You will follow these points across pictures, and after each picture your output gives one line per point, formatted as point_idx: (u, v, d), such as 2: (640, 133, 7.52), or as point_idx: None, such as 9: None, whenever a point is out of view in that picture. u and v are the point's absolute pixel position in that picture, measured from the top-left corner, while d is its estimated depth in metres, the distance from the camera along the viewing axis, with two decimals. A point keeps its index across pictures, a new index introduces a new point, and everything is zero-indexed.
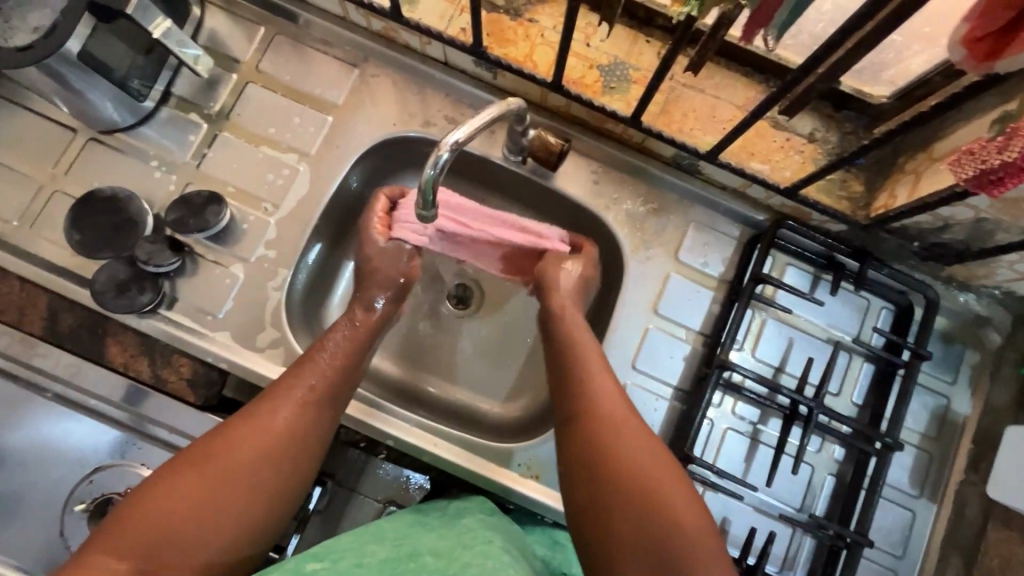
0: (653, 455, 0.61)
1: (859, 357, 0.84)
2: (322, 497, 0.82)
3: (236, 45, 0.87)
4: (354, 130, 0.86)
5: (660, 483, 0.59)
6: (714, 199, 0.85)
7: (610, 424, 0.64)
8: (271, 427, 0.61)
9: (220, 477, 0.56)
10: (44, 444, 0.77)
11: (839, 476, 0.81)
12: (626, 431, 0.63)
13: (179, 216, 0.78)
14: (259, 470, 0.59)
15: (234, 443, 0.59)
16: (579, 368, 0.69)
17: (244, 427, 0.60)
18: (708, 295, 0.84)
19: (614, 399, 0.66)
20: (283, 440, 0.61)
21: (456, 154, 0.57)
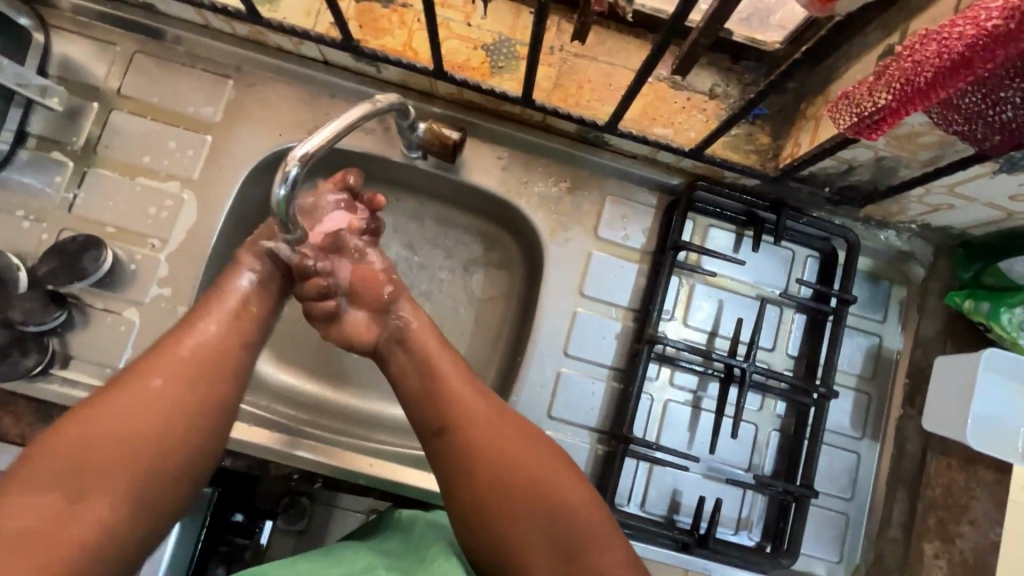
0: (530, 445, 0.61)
1: (789, 309, 0.83)
2: (301, 517, 0.89)
3: (92, 71, 0.79)
4: (237, 146, 0.80)
5: (551, 486, 0.59)
6: (626, 169, 0.82)
7: (484, 451, 0.60)
8: (173, 359, 0.57)
9: (123, 415, 0.52)
10: None
11: (783, 431, 0.81)
12: (501, 433, 0.61)
13: (53, 267, 0.72)
14: (174, 399, 0.55)
15: (136, 384, 0.55)
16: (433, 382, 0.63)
17: (138, 368, 0.56)
18: (633, 268, 0.82)
19: (479, 412, 0.62)
20: (190, 362, 0.57)
21: (306, 167, 0.53)
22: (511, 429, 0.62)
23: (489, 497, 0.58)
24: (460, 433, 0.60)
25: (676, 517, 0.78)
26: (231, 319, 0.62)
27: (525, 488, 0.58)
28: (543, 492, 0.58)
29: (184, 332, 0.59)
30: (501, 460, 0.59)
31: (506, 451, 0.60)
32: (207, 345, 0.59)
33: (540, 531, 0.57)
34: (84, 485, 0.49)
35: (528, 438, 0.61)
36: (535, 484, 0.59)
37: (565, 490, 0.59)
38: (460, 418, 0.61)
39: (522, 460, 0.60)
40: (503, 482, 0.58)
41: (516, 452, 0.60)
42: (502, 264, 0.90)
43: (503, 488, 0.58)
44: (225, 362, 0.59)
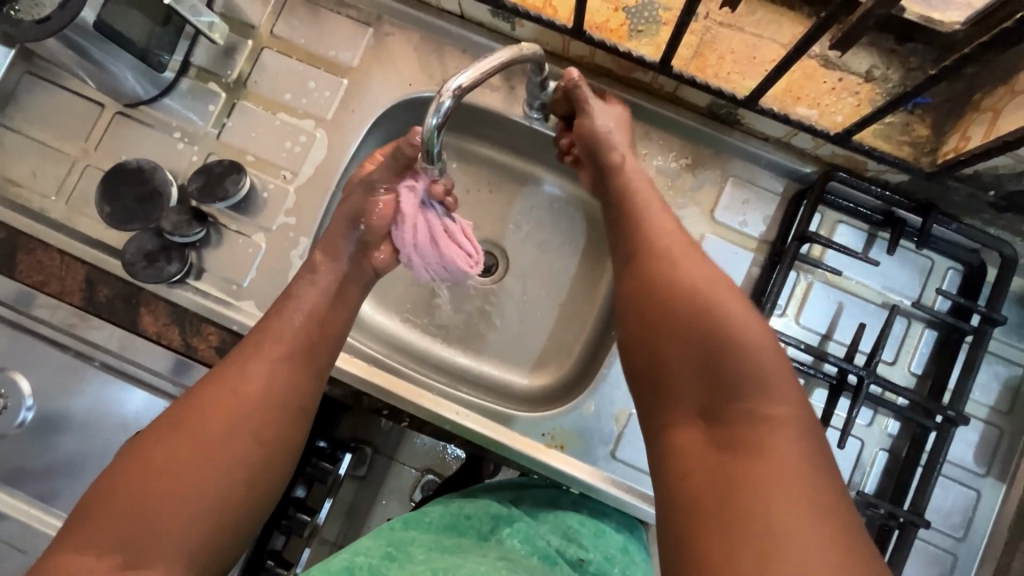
0: (759, 350, 0.50)
1: (918, 323, 0.76)
2: (364, 464, 0.97)
3: (250, 10, 0.85)
4: (369, 92, 0.83)
5: (743, 378, 0.49)
6: (755, 151, 0.78)
7: (680, 307, 0.54)
8: (245, 392, 0.58)
9: (181, 457, 0.54)
10: (101, 408, 0.79)
11: (893, 452, 0.74)
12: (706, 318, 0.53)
13: (201, 186, 0.78)
14: (234, 447, 0.56)
15: (196, 425, 0.56)
16: (660, 256, 0.60)
17: (196, 416, 0.56)
18: (748, 256, 0.78)
19: (713, 293, 0.54)
20: (247, 413, 0.58)
21: (459, 100, 0.54)
22: (731, 308, 0.53)
23: (686, 370, 0.52)
24: (671, 302, 0.55)
25: None
26: (297, 353, 0.63)
27: (722, 370, 0.50)
28: (745, 386, 0.49)
29: (247, 364, 0.60)
30: (708, 348, 0.51)
31: (712, 331, 0.52)
32: (253, 395, 0.59)
33: (729, 393, 0.49)
34: (140, 547, 0.49)
35: (765, 355, 0.50)
36: (718, 361, 0.50)
37: (771, 392, 0.48)
38: (682, 293, 0.55)
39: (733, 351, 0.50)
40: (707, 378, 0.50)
41: (733, 353, 0.50)
42: (605, 237, 0.90)
43: (690, 357, 0.52)
44: (292, 402, 0.61)
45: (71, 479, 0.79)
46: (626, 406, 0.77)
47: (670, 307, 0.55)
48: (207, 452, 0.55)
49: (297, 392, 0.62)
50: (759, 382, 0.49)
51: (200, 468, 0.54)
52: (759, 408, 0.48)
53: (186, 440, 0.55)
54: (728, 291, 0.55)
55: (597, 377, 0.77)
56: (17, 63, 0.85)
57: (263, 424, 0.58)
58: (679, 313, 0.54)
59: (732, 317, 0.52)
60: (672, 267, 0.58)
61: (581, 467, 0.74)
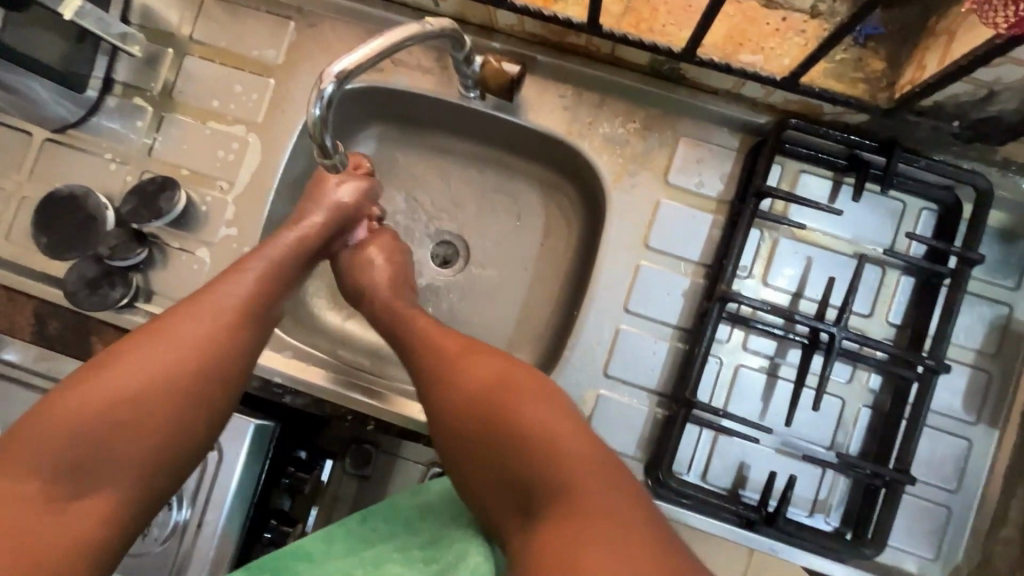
0: (559, 419, 0.55)
1: (893, 270, 0.71)
2: (367, 463, 0.90)
3: (166, 17, 0.82)
4: (298, 89, 0.80)
5: (558, 448, 0.53)
6: (705, 106, 0.73)
7: (482, 414, 0.57)
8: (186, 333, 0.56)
9: (115, 385, 0.51)
10: None
11: (876, 408, 0.71)
12: (514, 419, 0.55)
13: (134, 207, 0.76)
14: (166, 382, 0.53)
15: (130, 355, 0.53)
16: (453, 364, 0.61)
17: (142, 348, 0.53)
18: (708, 219, 0.74)
19: (500, 382, 0.58)
20: (188, 352, 0.55)
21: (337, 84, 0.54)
22: (536, 395, 0.56)
23: (511, 470, 0.54)
24: (474, 412, 0.57)
25: (741, 492, 0.71)
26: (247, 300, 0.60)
27: (524, 468, 0.53)
28: (519, 434, 0.54)
29: (207, 300, 0.58)
30: (530, 438, 0.54)
31: (518, 423, 0.55)
32: (195, 329, 0.56)
33: (546, 478, 0.52)
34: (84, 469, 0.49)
35: (568, 417, 0.55)
36: (535, 451, 0.53)
37: (578, 468, 0.52)
38: (476, 399, 0.58)
39: (543, 432, 0.54)
40: (528, 467, 0.53)
41: (541, 433, 0.54)
42: (563, 214, 0.86)
43: (515, 457, 0.54)
44: (229, 347, 0.57)
45: None
46: (593, 387, 0.74)
47: (472, 417, 0.57)
48: (149, 382, 0.52)
49: (240, 342, 0.58)
50: (578, 456, 0.53)
51: (136, 399, 0.52)
52: (582, 469, 0.52)
53: (126, 371, 0.52)
54: (507, 375, 0.58)
55: (561, 360, 0.74)
56: None
57: (201, 363, 0.55)
58: (482, 418, 0.56)
59: (500, 392, 0.57)
60: (463, 367, 0.60)
61: None
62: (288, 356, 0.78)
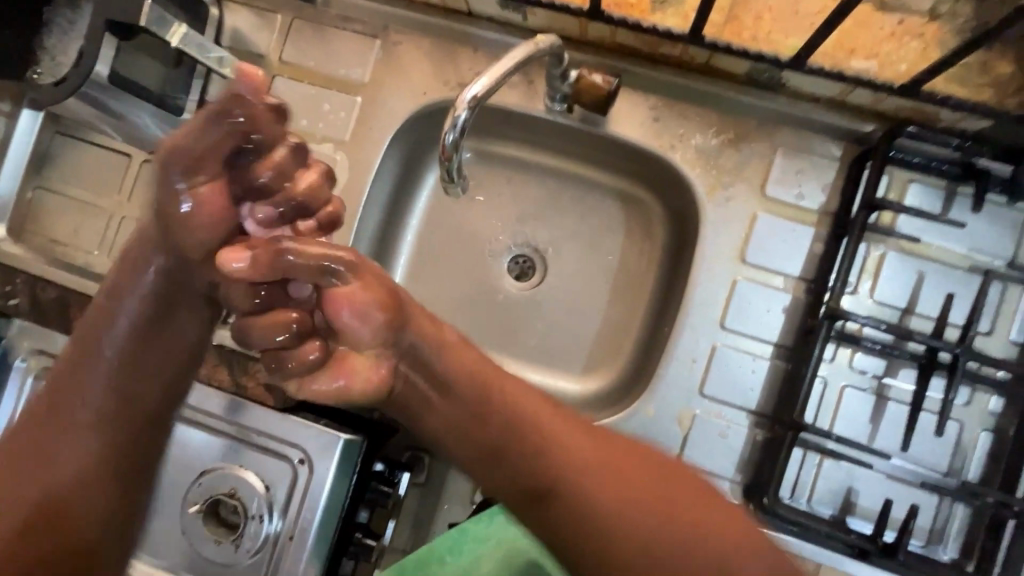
0: (648, 462, 0.53)
1: (1016, 285, 0.67)
2: (423, 471, 0.91)
3: (256, 39, 0.84)
4: (384, 107, 0.81)
5: (676, 503, 0.50)
6: (806, 115, 0.70)
7: (579, 481, 0.51)
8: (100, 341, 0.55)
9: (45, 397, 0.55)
10: (167, 454, 0.79)
11: (998, 433, 0.66)
12: (615, 476, 0.51)
13: None
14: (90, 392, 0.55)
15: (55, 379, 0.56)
16: (519, 426, 0.53)
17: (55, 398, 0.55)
18: (809, 232, 0.71)
19: (585, 452, 0.52)
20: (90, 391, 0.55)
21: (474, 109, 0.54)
22: (631, 456, 0.53)
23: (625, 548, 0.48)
24: (565, 479, 0.51)
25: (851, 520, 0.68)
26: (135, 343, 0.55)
27: (650, 519, 0.48)
28: (624, 493, 0.50)
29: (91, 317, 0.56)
30: (637, 511, 0.49)
31: (622, 487, 0.50)
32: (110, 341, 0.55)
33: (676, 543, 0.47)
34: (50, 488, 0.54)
35: (659, 461, 0.53)
36: (649, 519, 0.48)
37: (697, 517, 0.49)
38: (568, 463, 0.51)
39: (654, 488, 0.50)
40: (647, 545, 0.48)
41: (645, 483, 0.51)
42: (645, 226, 0.85)
43: (629, 521, 0.48)
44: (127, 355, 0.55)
45: (151, 521, 0.80)
46: (689, 406, 0.71)
47: (569, 486, 0.51)
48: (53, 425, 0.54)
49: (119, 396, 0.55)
50: (694, 499, 0.50)
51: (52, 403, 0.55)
52: (708, 519, 0.49)
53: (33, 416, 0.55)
54: (583, 432, 0.54)
55: (654, 378, 0.72)
56: (48, 126, 0.87)
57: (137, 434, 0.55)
58: (579, 487, 0.50)
59: (593, 460, 0.52)
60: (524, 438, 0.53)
61: None
62: None
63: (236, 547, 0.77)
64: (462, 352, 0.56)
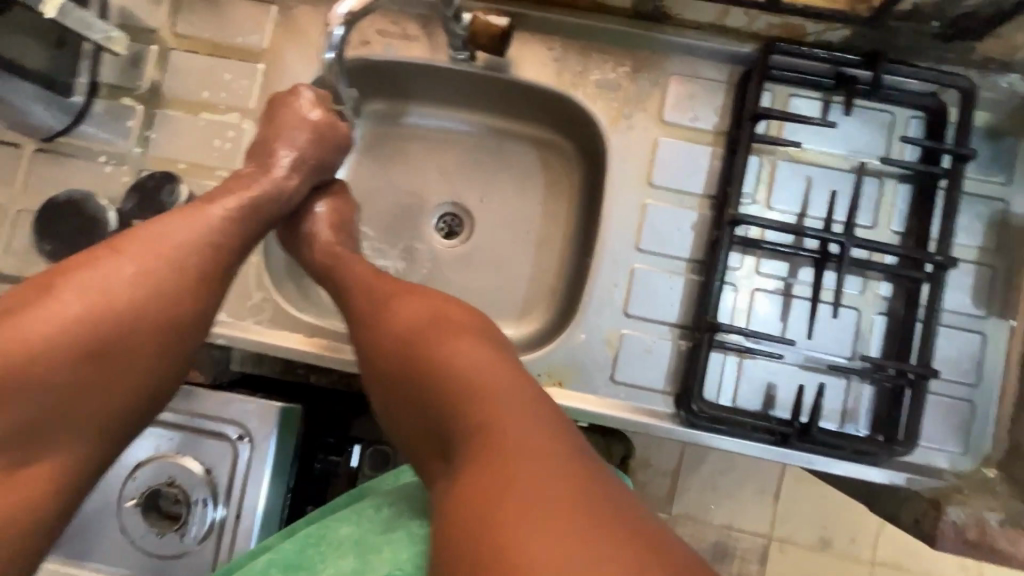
0: (516, 393, 0.52)
1: (891, 179, 0.73)
2: (396, 471, 0.85)
3: (144, 13, 0.81)
4: (287, 71, 0.80)
5: (519, 451, 0.48)
6: (692, 43, 0.75)
7: (445, 392, 0.53)
8: (106, 278, 0.54)
9: (49, 329, 0.51)
10: None
11: (890, 314, 0.73)
12: (472, 406, 0.51)
13: (137, 203, 0.76)
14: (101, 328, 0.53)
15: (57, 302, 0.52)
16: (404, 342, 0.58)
17: (53, 322, 0.51)
18: (707, 151, 0.75)
19: (466, 376, 0.53)
20: (87, 326, 0.52)
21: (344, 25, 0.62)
22: (492, 382, 0.52)
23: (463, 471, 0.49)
24: (433, 389, 0.54)
25: (773, 412, 0.72)
26: (109, 301, 0.54)
27: (490, 452, 0.48)
28: (477, 421, 0.50)
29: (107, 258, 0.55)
30: (478, 434, 0.50)
31: (476, 414, 0.51)
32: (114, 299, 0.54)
33: (495, 486, 0.46)
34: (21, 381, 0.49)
35: (521, 397, 0.52)
36: (494, 445, 0.48)
37: (536, 462, 0.47)
38: (434, 378, 0.54)
39: (504, 413, 0.50)
40: (482, 473, 0.47)
41: (498, 418, 0.50)
42: (561, 170, 0.88)
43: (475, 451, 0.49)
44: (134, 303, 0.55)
45: (84, 524, 0.73)
46: (616, 327, 0.75)
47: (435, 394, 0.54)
48: (51, 347, 0.51)
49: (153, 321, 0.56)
50: (535, 451, 0.48)
51: (67, 327, 0.52)
52: (540, 472, 0.46)
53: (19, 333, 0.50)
54: (469, 346, 0.55)
55: (581, 306, 0.75)
56: None
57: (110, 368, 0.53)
58: (442, 399, 0.53)
59: (464, 382, 0.52)
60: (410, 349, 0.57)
61: (592, 398, 0.74)
62: (308, 334, 0.77)
63: (181, 539, 0.73)
64: (398, 298, 0.62)
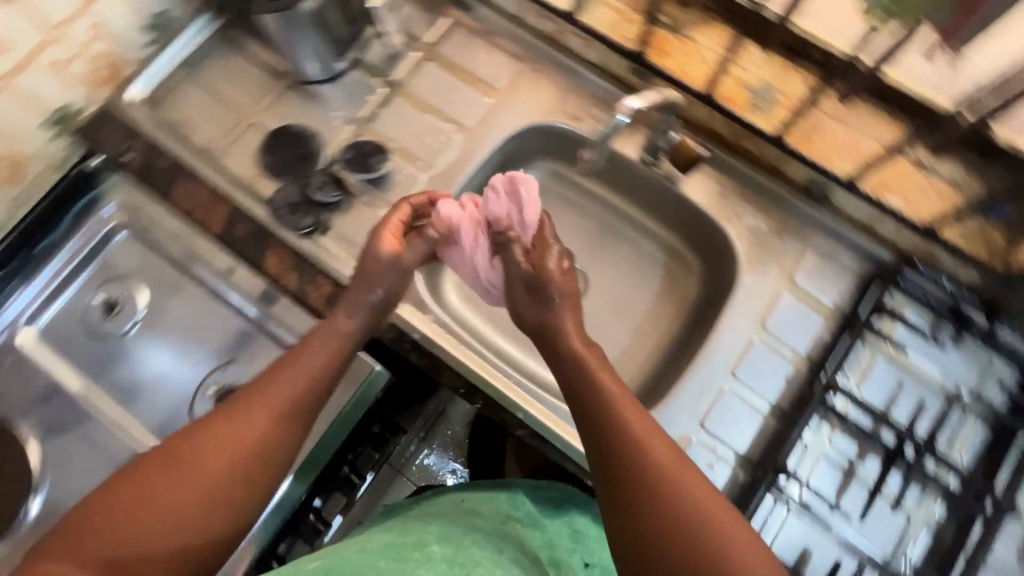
0: (677, 459, 0.58)
1: (973, 415, 0.80)
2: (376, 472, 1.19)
3: (420, 27, 1.00)
4: (507, 113, 0.96)
5: (691, 513, 0.55)
6: (840, 231, 0.87)
7: (617, 446, 0.59)
8: (246, 426, 0.59)
9: (230, 434, 0.58)
10: (206, 335, 0.89)
11: (937, 536, 0.76)
12: (648, 465, 0.57)
13: (350, 157, 0.92)
14: (251, 438, 0.59)
15: (239, 421, 0.60)
16: (585, 385, 0.65)
17: (198, 458, 0.56)
18: (820, 321, 0.85)
19: (641, 434, 0.60)
20: (246, 449, 0.59)
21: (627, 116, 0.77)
22: (663, 448, 0.59)
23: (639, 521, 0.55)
24: (606, 441, 0.60)
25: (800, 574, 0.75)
26: (288, 417, 0.62)
27: (667, 506, 0.55)
28: (653, 479, 0.57)
29: (270, 377, 0.64)
30: (655, 492, 0.56)
31: (651, 472, 0.57)
32: (276, 400, 0.62)
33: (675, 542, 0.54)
34: (139, 518, 0.52)
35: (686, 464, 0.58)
36: (670, 506, 0.55)
37: (711, 526, 0.54)
38: (613, 429, 0.60)
39: (676, 478, 0.57)
40: (661, 528, 0.54)
41: (672, 482, 0.56)
42: (683, 281, 0.97)
43: (650, 507, 0.55)
44: (268, 438, 0.60)
45: (164, 387, 0.88)
46: (688, 433, 0.81)
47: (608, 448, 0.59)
48: (208, 473, 0.56)
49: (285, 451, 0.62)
50: (708, 512, 0.55)
51: (214, 459, 0.57)
52: (715, 537, 0.53)
53: (209, 433, 0.58)
54: (640, 413, 0.61)
55: (664, 400, 0.82)
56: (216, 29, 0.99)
57: (252, 481, 0.59)
58: (614, 454, 0.59)
59: (641, 442, 0.59)
60: (588, 394, 0.64)
61: None
62: (431, 319, 0.87)
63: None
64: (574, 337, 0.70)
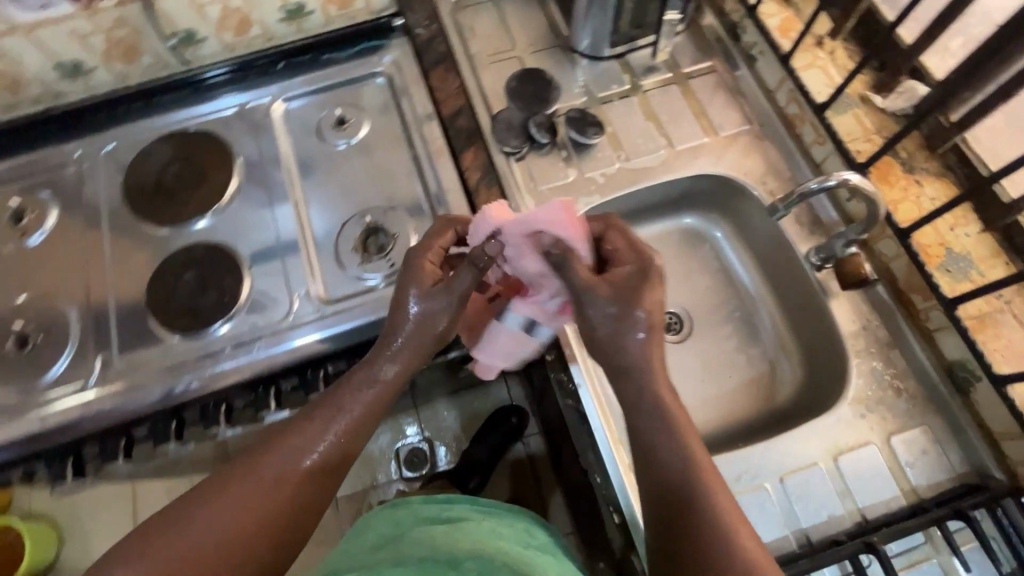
0: (702, 461, 0.62)
1: None
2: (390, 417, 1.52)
3: (686, 57, 1.11)
4: (715, 157, 1.03)
5: (703, 511, 0.59)
6: (963, 425, 0.83)
7: (647, 435, 0.64)
8: (288, 466, 0.64)
9: (246, 509, 0.61)
10: (386, 179, 1.03)
11: None
12: (672, 459, 0.62)
13: (577, 116, 1.03)
14: (287, 490, 0.63)
15: (279, 454, 0.64)
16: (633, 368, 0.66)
17: (248, 483, 0.62)
18: (895, 490, 0.81)
19: (673, 430, 0.63)
20: (289, 492, 0.63)
21: (838, 184, 0.79)
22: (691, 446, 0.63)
23: (658, 504, 0.62)
24: (643, 433, 0.64)
25: None
26: (342, 445, 0.67)
27: (684, 500, 0.60)
28: (675, 474, 0.62)
29: (291, 443, 0.66)
30: (675, 487, 0.61)
31: (674, 468, 0.62)
32: (319, 468, 0.66)
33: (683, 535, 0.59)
34: (177, 543, 0.57)
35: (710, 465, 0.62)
36: (684, 503, 0.60)
37: (718, 530, 0.58)
38: (648, 423, 0.64)
39: (694, 479, 0.61)
40: (674, 519, 0.60)
41: (692, 479, 0.61)
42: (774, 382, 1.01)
43: (669, 500, 0.61)
44: (311, 484, 0.65)
45: (335, 195, 1.03)
46: None
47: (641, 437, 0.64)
48: (253, 504, 0.61)
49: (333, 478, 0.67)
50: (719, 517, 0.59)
51: (254, 501, 0.61)
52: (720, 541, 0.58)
53: (222, 499, 0.61)
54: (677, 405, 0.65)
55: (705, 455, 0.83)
56: None
57: (302, 505, 0.64)
58: (645, 444, 0.64)
59: (670, 439, 0.63)
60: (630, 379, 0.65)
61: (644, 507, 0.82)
62: None
63: (357, 264, 0.98)
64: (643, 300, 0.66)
